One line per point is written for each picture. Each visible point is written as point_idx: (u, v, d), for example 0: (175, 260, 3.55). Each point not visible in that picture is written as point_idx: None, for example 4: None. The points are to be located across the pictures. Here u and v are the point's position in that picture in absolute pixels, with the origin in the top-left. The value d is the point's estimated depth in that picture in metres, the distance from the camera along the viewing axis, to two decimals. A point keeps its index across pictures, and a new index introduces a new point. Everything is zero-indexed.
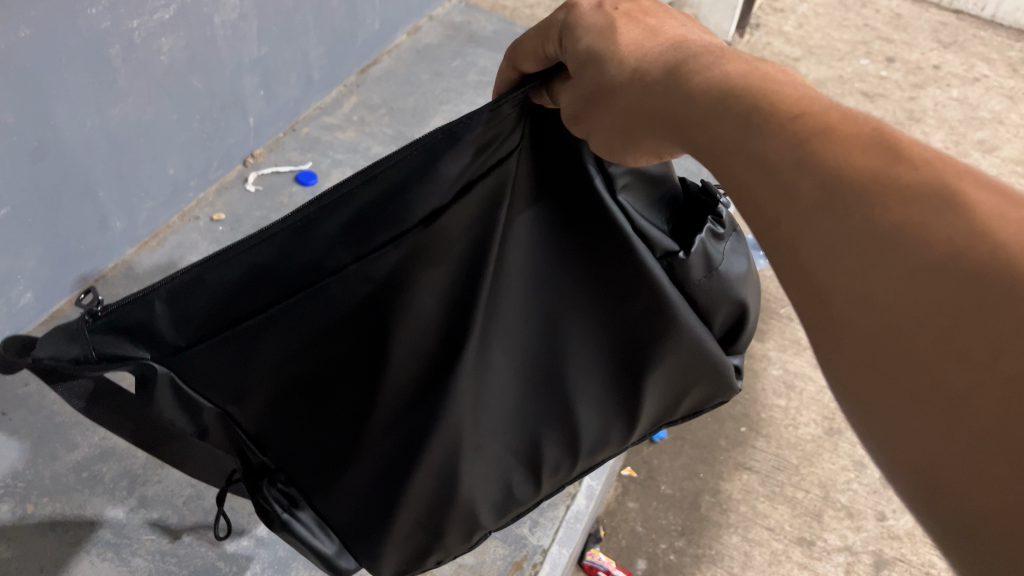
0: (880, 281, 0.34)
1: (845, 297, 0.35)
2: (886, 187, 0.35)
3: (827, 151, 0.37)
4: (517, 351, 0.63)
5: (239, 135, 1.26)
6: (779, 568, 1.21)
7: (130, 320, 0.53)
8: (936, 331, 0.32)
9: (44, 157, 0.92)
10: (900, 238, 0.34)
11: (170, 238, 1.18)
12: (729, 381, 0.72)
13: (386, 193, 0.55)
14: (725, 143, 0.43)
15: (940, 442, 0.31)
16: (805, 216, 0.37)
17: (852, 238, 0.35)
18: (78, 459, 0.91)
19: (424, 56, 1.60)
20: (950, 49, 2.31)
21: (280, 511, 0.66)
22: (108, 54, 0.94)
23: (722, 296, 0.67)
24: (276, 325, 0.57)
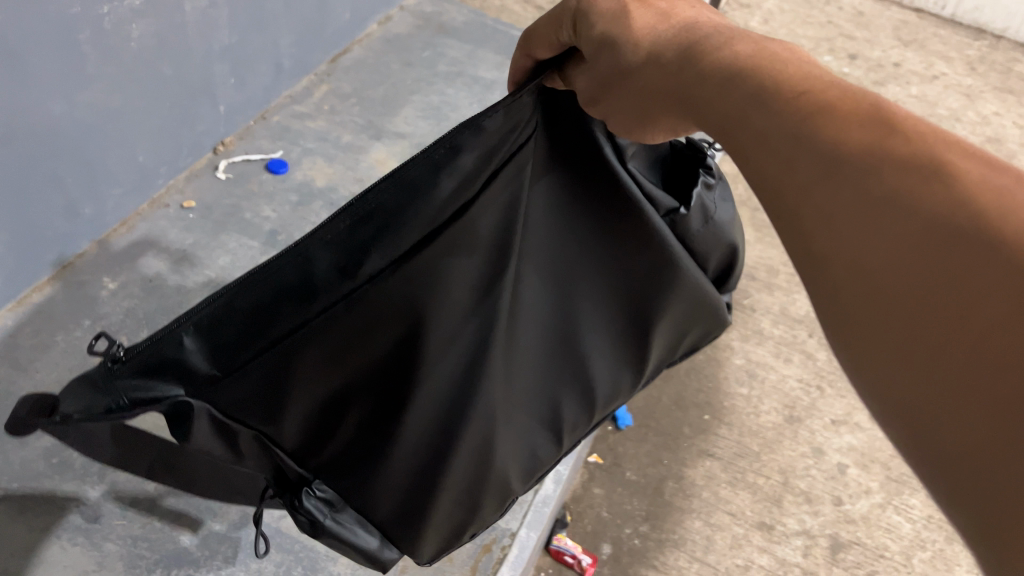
0: (871, 248, 0.37)
1: (841, 264, 0.38)
2: (882, 160, 0.38)
3: (828, 128, 0.40)
4: (535, 326, 0.64)
5: (209, 123, 1.26)
6: (739, 551, 1.24)
7: (161, 359, 0.52)
8: (912, 289, 0.35)
9: (12, 142, 0.92)
10: (888, 206, 0.36)
11: (139, 226, 1.17)
12: (719, 315, 0.77)
13: (415, 192, 0.54)
14: (736, 118, 0.46)
15: (917, 396, 0.34)
16: (807, 188, 0.40)
17: (850, 205, 0.38)
18: (47, 445, 0.91)
19: (394, 46, 1.61)
20: (910, 47, 2.36)
21: (322, 518, 0.66)
22: (78, 39, 0.94)
23: (717, 242, 0.73)
24: (317, 340, 0.55)
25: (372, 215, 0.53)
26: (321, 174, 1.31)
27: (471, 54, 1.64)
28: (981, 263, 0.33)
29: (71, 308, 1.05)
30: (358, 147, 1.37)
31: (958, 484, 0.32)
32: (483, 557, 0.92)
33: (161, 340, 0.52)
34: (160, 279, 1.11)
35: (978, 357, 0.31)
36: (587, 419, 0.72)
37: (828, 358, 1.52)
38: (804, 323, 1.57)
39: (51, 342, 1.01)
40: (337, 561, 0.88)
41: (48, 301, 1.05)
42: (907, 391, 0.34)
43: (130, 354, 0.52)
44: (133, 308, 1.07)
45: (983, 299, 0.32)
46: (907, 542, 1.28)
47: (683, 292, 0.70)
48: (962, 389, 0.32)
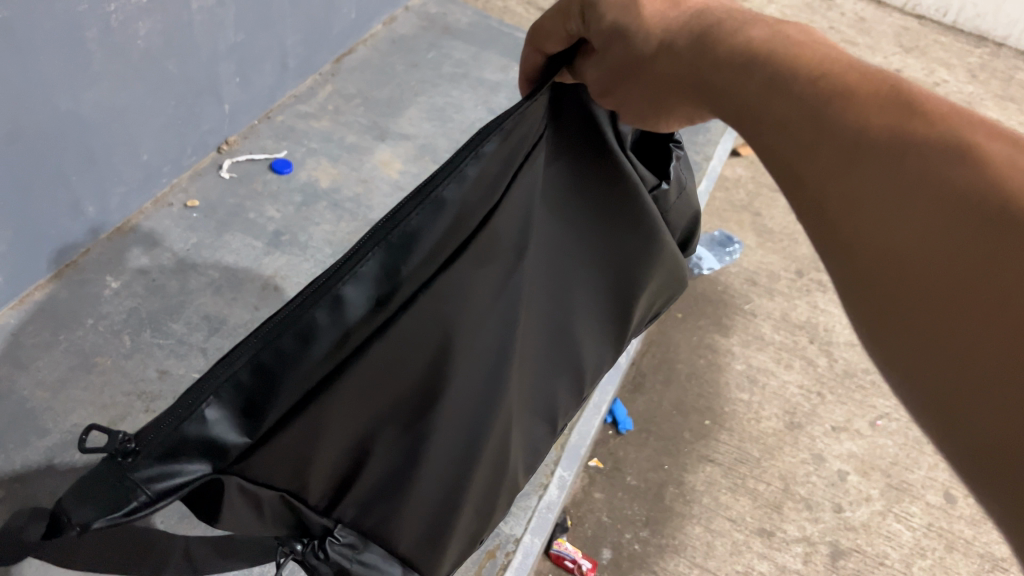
0: (889, 228, 0.37)
1: (863, 246, 0.38)
2: (906, 146, 0.38)
3: (846, 113, 0.41)
4: (546, 315, 0.65)
5: (214, 122, 1.25)
6: (740, 558, 1.24)
7: (187, 434, 0.46)
8: (928, 265, 0.35)
9: (18, 140, 0.91)
10: (910, 186, 0.37)
11: (143, 224, 1.16)
12: (684, 279, 0.79)
13: (444, 210, 0.53)
14: (756, 104, 0.47)
15: (933, 372, 0.35)
16: (829, 172, 0.41)
17: (877, 189, 0.38)
18: (49, 445, 0.90)
19: (399, 47, 1.60)
20: (911, 53, 2.36)
21: (348, 563, 0.58)
22: (85, 37, 0.93)
23: (685, 209, 0.79)
24: (353, 376, 0.52)
25: (401, 237, 0.52)
26: (326, 174, 1.31)
27: (475, 56, 1.63)
28: (998, 239, 0.34)
29: (74, 307, 1.05)
30: (362, 148, 1.37)
31: (986, 469, 0.32)
32: (486, 563, 0.91)
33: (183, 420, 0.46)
34: (163, 279, 1.10)
35: (997, 333, 0.32)
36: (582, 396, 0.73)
37: (829, 364, 1.52)
38: (805, 329, 1.57)
39: (53, 341, 1.00)
40: None
41: (50, 299, 1.05)
42: (925, 368, 0.35)
43: (145, 442, 0.45)
44: (136, 307, 1.06)
45: (999, 275, 0.33)
46: (908, 550, 1.28)
47: (664, 264, 0.73)
48: (977, 364, 0.33)
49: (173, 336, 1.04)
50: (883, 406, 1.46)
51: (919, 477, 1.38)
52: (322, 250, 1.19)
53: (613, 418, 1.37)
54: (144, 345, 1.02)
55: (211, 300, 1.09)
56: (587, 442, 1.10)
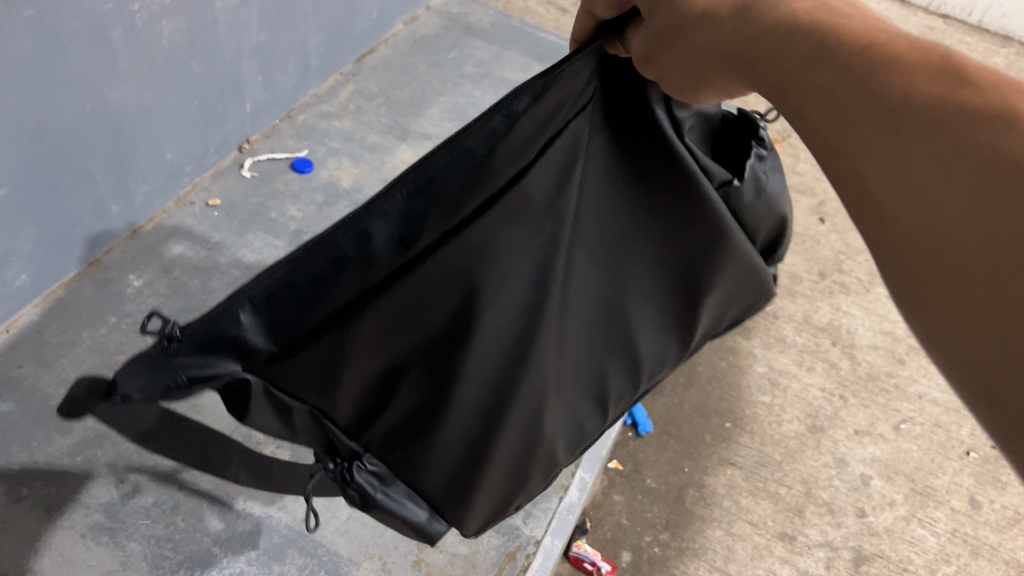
0: (924, 195, 0.37)
1: (907, 218, 0.38)
2: (955, 114, 0.37)
3: (892, 79, 0.40)
4: (589, 294, 0.62)
5: (237, 121, 1.26)
6: (761, 562, 1.23)
7: (219, 335, 0.52)
8: (960, 231, 0.35)
9: (44, 139, 0.92)
10: (945, 153, 0.37)
11: (166, 223, 1.17)
12: (768, 290, 0.74)
13: (471, 164, 0.54)
14: (795, 78, 0.45)
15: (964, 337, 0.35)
16: (873, 144, 0.40)
17: (922, 163, 0.37)
18: (72, 443, 0.91)
19: (420, 47, 1.60)
20: None
21: (372, 491, 0.64)
22: (111, 36, 0.94)
23: (767, 212, 0.72)
24: (375, 312, 0.55)
25: (426, 181, 0.53)
26: (347, 174, 1.31)
27: (497, 56, 1.63)
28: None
29: (97, 305, 1.05)
30: (383, 147, 1.37)
31: None
32: (507, 564, 0.91)
33: (217, 314, 0.52)
34: (186, 277, 1.11)
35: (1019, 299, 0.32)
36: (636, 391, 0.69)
37: (852, 368, 1.50)
38: (827, 332, 1.55)
39: (77, 339, 1.01)
40: (361, 567, 0.88)
41: (74, 297, 1.05)
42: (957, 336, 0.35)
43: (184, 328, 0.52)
44: (158, 306, 1.06)
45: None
46: (932, 556, 1.27)
47: (732, 262, 0.67)
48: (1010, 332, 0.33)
49: None
50: (906, 410, 1.44)
51: (944, 482, 1.36)
52: None
53: (633, 420, 1.36)
54: None
55: None
56: (609, 443, 1.10)
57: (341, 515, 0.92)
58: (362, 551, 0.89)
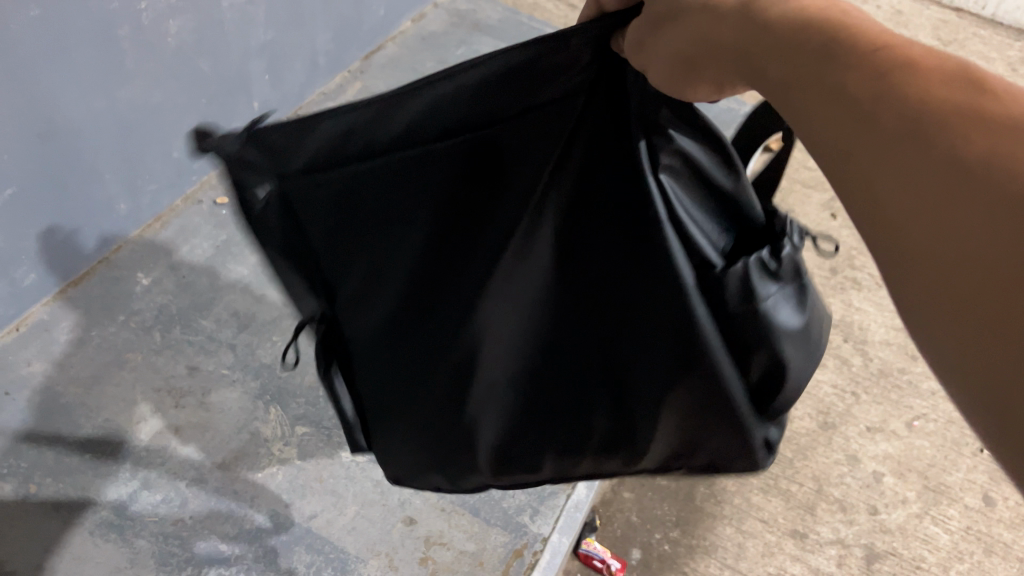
0: (934, 224, 0.30)
1: (923, 253, 0.30)
2: (970, 124, 0.30)
3: (904, 85, 0.33)
4: (530, 304, 0.57)
5: (245, 119, 1.26)
6: (771, 559, 1.22)
7: (240, 162, 0.55)
8: (978, 255, 0.28)
9: (52, 139, 0.92)
10: (953, 176, 0.30)
11: (174, 222, 1.17)
12: (752, 448, 0.55)
13: (483, 90, 0.53)
14: (796, 75, 0.38)
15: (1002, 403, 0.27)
16: (876, 158, 0.33)
17: (934, 185, 0.30)
18: (82, 440, 0.91)
19: (428, 44, 1.60)
20: (950, 47, 2.30)
21: None
22: (118, 36, 0.94)
23: (760, 339, 0.52)
24: (366, 192, 0.58)
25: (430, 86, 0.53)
26: None
27: None
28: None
29: (106, 303, 1.05)
30: None
31: None
32: (514, 562, 0.91)
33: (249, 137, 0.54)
34: (194, 275, 1.11)
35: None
36: (583, 454, 0.62)
37: (864, 364, 1.49)
38: (839, 328, 1.54)
39: (86, 337, 1.01)
40: (368, 564, 0.88)
41: (84, 295, 1.06)
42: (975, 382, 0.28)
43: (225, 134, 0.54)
44: (167, 304, 1.07)
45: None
46: (945, 554, 1.25)
47: (696, 369, 0.52)
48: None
49: (203, 332, 1.04)
50: (919, 407, 1.43)
51: (957, 479, 1.35)
52: None
53: None
54: (174, 340, 1.03)
55: (240, 297, 1.10)
56: None
57: (349, 512, 0.92)
58: (369, 549, 0.89)
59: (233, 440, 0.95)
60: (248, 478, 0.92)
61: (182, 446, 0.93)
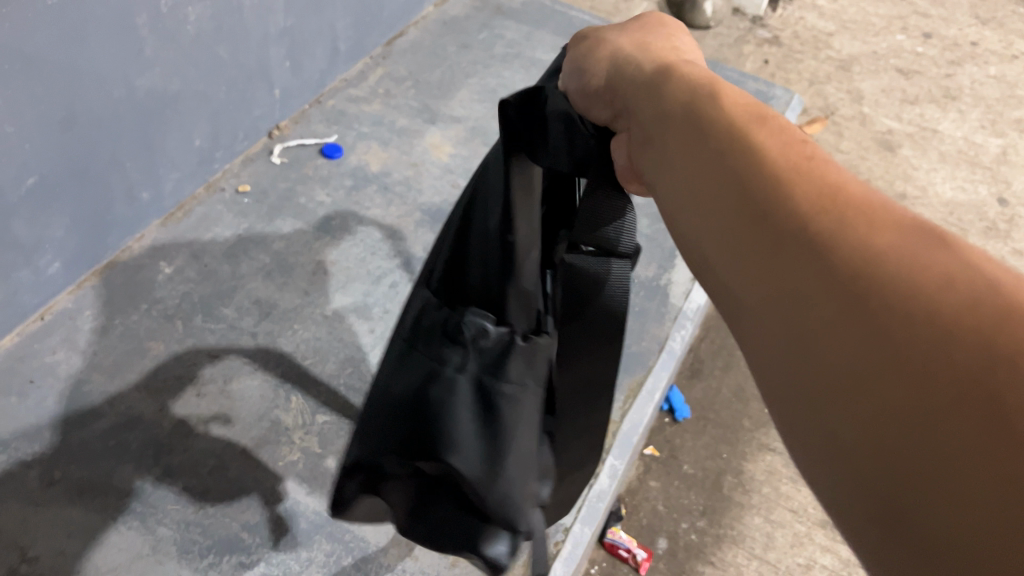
0: (817, 329, 0.30)
1: (805, 351, 0.30)
2: (864, 242, 0.30)
3: (794, 190, 0.33)
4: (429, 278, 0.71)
5: (266, 107, 1.26)
6: (801, 550, 1.16)
7: None
8: (868, 354, 0.28)
9: (73, 127, 0.92)
10: (843, 287, 0.29)
11: (196, 210, 1.18)
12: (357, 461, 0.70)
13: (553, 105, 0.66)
14: (688, 141, 0.40)
15: (893, 527, 0.27)
16: (751, 251, 0.33)
17: (822, 292, 0.30)
18: (105, 427, 0.92)
19: (451, 29, 1.59)
20: (989, 25, 2.21)
21: None
22: (136, 24, 0.94)
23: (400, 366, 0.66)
24: None
25: None
26: (376, 158, 1.30)
27: (528, 36, 1.60)
28: (1001, 375, 0.25)
29: (129, 291, 1.06)
30: (412, 131, 1.35)
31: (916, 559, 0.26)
32: None
33: None
34: (215, 264, 1.11)
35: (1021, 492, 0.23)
36: None
37: None
38: None
39: (109, 325, 1.01)
40: (388, 553, 0.87)
41: (107, 283, 1.06)
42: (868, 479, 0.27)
43: None
44: (188, 293, 1.07)
45: (1011, 422, 0.24)
46: None
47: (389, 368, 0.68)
48: (961, 529, 0.24)
49: (224, 321, 1.04)
50: None
51: None
52: (372, 236, 1.19)
53: (669, 405, 1.31)
54: (195, 329, 1.03)
55: (262, 285, 1.09)
56: (641, 431, 1.04)
57: None
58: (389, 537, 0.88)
59: (253, 428, 0.95)
60: (268, 465, 0.92)
61: (204, 433, 0.93)
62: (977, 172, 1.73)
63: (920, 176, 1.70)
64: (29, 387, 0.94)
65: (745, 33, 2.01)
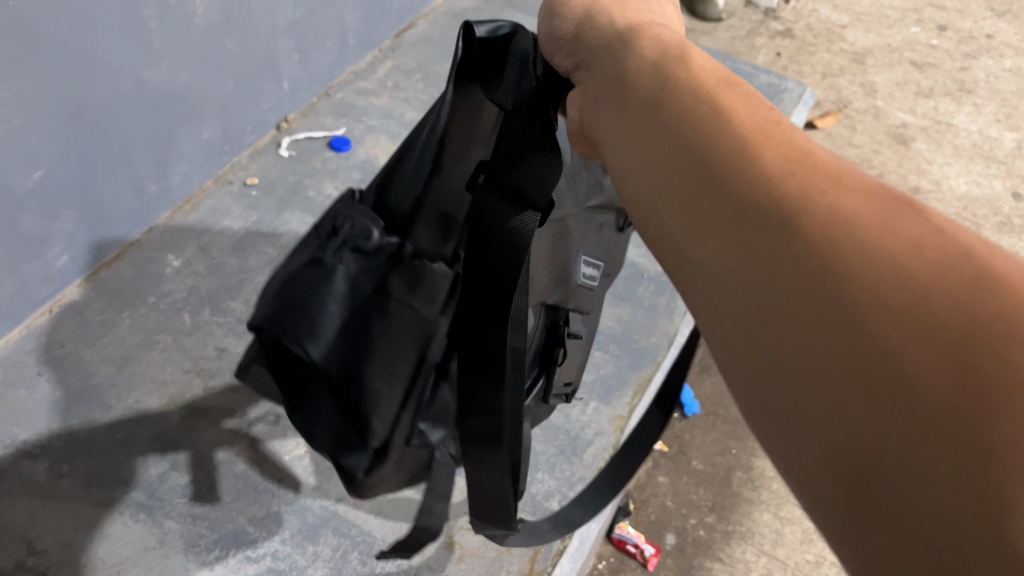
0: (784, 303, 0.30)
1: (774, 326, 0.31)
2: (830, 221, 0.30)
3: (764, 167, 0.33)
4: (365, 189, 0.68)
5: (274, 99, 1.26)
6: (810, 547, 1.15)
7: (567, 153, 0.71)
8: (837, 332, 0.29)
9: (81, 120, 0.92)
10: (812, 264, 0.30)
11: (204, 203, 1.17)
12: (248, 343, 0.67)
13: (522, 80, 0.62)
14: (657, 108, 0.39)
15: (854, 496, 0.27)
16: (718, 223, 0.34)
17: (792, 268, 0.30)
18: (113, 420, 0.92)
19: (460, 21, 1.59)
20: (1005, 17, 2.19)
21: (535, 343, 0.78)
22: (144, 16, 0.94)
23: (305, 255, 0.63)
24: None
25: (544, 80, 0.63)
26: (385, 151, 1.29)
27: None
28: (987, 359, 0.26)
29: (138, 284, 1.06)
30: None
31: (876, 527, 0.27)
32: (542, 548, 0.90)
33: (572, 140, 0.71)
34: (223, 257, 1.11)
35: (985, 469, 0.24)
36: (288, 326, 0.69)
37: None
38: None
39: (117, 318, 1.01)
40: None
41: (116, 276, 1.06)
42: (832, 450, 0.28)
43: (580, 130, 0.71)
44: (196, 286, 1.07)
45: (990, 401, 0.25)
46: None
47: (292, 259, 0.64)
48: (928, 500, 0.25)
49: (232, 315, 1.04)
50: None
51: None
52: None
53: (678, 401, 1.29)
54: (203, 322, 1.03)
55: None
56: (650, 426, 1.03)
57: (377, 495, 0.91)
58: (395, 532, 0.88)
59: (259, 422, 0.94)
60: (274, 460, 0.92)
61: (212, 427, 0.93)
62: (992, 166, 1.71)
63: (934, 170, 1.69)
64: (38, 380, 0.94)
65: (758, 26, 1.99)
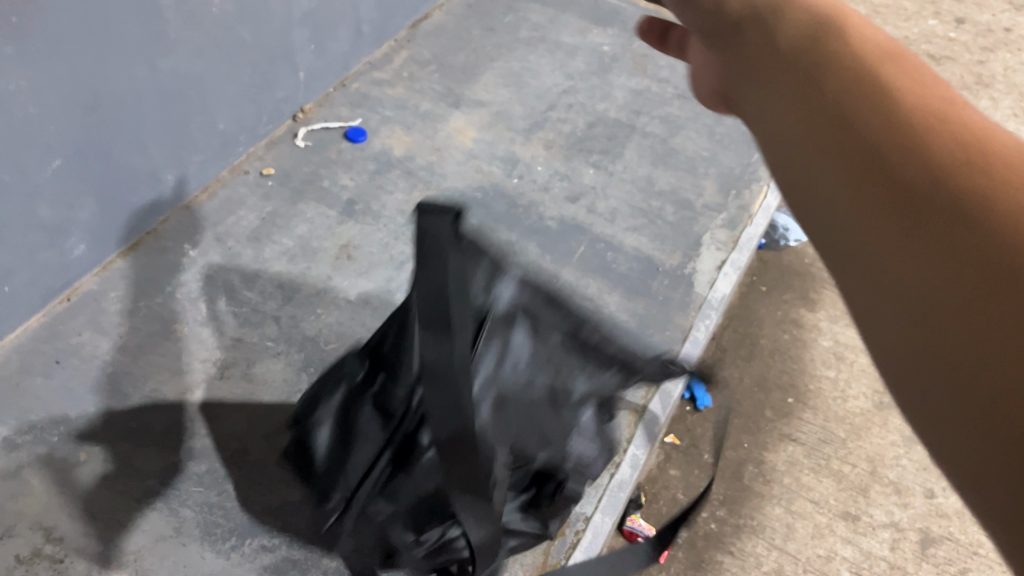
0: (901, 240, 0.34)
1: (889, 260, 0.34)
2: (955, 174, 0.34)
3: (899, 124, 0.36)
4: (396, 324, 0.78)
5: (290, 89, 1.26)
6: (821, 541, 1.14)
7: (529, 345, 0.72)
8: (951, 266, 0.32)
9: (97, 109, 0.92)
10: (937, 206, 0.33)
11: (220, 192, 1.18)
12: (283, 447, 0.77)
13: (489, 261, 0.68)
14: (789, 65, 0.42)
15: (945, 383, 0.31)
16: (843, 172, 0.37)
17: (917, 211, 0.34)
18: (129, 409, 0.92)
19: (475, 12, 1.58)
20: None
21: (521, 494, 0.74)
22: (159, 6, 0.94)
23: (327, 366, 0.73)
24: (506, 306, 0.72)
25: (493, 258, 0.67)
26: (399, 142, 1.29)
27: (553, 20, 1.59)
28: None
29: (154, 273, 1.06)
30: (436, 115, 1.34)
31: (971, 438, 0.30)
32: (556, 540, 0.90)
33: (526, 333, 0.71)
34: (238, 247, 1.11)
35: None
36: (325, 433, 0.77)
37: None
38: None
39: (134, 307, 1.02)
40: None
41: (132, 265, 1.07)
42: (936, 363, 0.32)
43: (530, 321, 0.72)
44: (212, 276, 1.07)
45: None
46: None
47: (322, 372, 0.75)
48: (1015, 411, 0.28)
49: (248, 305, 1.04)
50: None
51: None
52: (396, 220, 1.18)
53: (691, 394, 1.28)
54: (218, 313, 1.03)
55: (285, 269, 1.09)
56: (661, 422, 1.03)
57: None
58: None
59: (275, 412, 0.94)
60: None
61: (226, 417, 0.93)
62: None
63: None
64: (55, 368, 0.95)
65: None
